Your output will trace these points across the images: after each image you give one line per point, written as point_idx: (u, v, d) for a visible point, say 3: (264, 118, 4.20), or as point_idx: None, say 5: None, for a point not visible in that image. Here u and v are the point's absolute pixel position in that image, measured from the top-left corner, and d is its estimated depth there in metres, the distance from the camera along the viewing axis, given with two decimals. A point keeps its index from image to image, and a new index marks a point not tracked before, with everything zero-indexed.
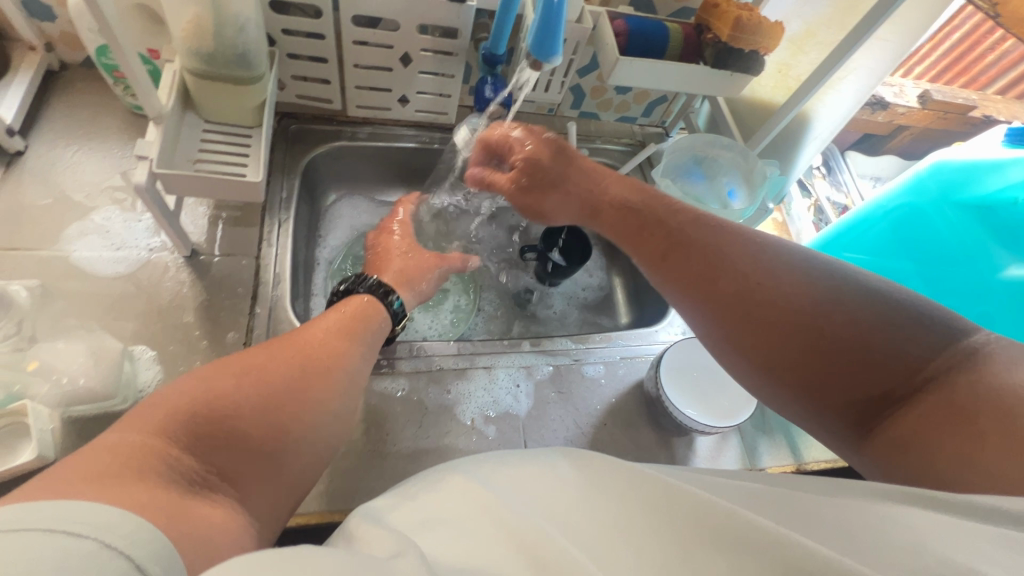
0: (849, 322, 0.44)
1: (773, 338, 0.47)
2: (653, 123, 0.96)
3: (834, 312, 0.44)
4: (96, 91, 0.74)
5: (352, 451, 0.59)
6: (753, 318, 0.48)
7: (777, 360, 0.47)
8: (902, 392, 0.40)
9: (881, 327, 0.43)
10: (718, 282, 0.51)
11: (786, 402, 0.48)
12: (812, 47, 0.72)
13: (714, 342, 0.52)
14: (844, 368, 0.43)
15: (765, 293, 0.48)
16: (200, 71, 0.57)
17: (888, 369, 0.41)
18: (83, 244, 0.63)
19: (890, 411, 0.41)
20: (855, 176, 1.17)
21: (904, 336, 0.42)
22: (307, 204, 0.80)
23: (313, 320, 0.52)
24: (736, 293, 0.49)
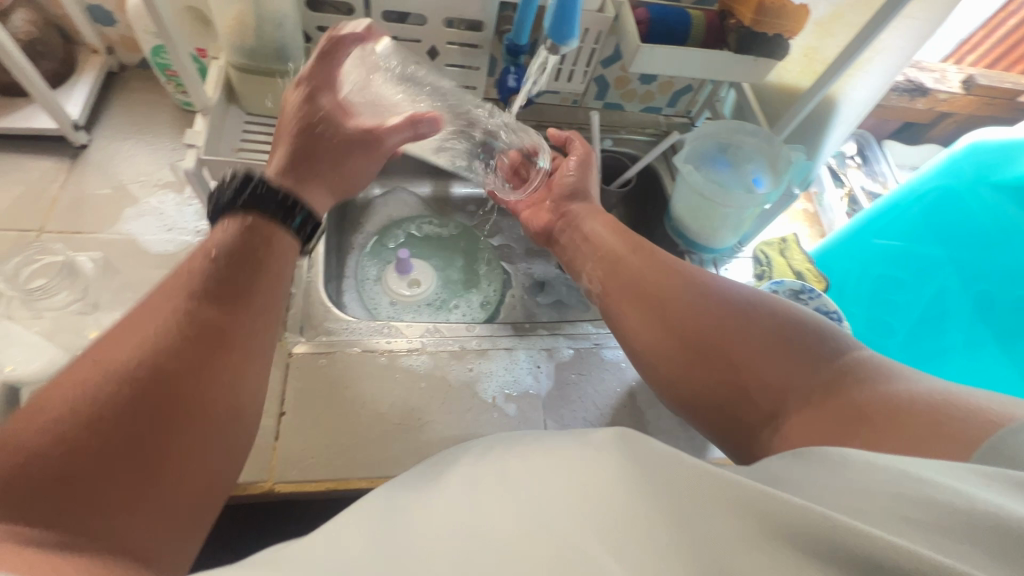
0: (770, 318, 0.48)
1: (697, 324, 0.50)
2: (678, 113, 0.97)
3: (760, 310, 0.49)
4: (150, 89, 0.80)
5: (379, 423, 0.62)
6: (687, 303, 0.52)
7: (693, 353, 0.49)
8: (804, 386, 0.44)
9: (783, 327, 0.47)
10: (656, 282, 0.55)
11: (699, 401, 0.49)
12: (840, 29, 0.69)
13: (639, 326, 0.54)
14: (753, 359, 0.46)
15: (703, 289, 0.52)
16: (242, 66, 0.61)
17: (794, 360, 0.45)
18: (139, 225, 0.69)
19: (792, 404, 0.43)
20: (894, 166, 1.14)
21: (815, 336, 0.47)
22: (341, 195, 0.85)
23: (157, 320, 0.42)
24: (662, 290, 0.54)
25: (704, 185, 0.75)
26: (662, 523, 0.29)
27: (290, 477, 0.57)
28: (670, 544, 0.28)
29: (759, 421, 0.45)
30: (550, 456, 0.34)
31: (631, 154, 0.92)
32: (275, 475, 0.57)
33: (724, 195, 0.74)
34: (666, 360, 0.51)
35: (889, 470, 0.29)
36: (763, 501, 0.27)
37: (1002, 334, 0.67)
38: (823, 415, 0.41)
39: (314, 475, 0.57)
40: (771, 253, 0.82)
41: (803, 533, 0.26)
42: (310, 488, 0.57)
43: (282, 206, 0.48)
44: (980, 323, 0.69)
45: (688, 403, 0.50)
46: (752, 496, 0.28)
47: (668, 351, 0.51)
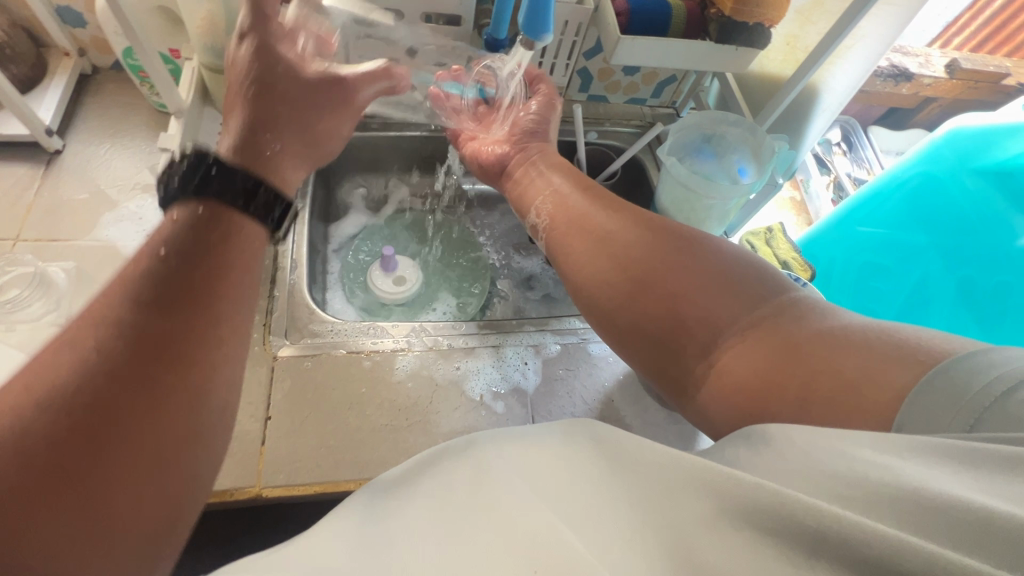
0: (716, 256, 0.48)
1: (641, 257, 0.50)
2: (663, 104, 0.96)
3: (705, 249, 0.49)
4: (125, 91, 0.79)
5: (366, 424, 0.62)
6: (637, 239, 0.52)
7: (641, 289, 0.48)
8: (740, 322, 0.43)
9: (732, 270, 0.46)
10: (616, 227, 0.54)
11: (643, 339, 0.48)
12: (819, 17, 0.69)
13: (587, 268, 0.53)
14: (698, 297, 0.45)
15: (653, 227, 0.52)
16: (215, 66, 0.60)
17: (735, 298, 0.44)
18: (118, 230, 0.68)
19: (725, 338, 0.43)
20: (879, 152, 1.15)
21: (761, 279, 0.46)
22: (324, 195, 0.84)
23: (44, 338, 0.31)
24: (620, 233, 0.53)
25: (688, 177, 0.75)
26: (644, 520, 0.29)
27: (278, 482, 0.57)
28: (650, 537, 0.28)
29: (692, 356, 0.44)
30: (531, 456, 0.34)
31: (616, 146, 0.92)
32: (262, 480, 0.57)
33: (708, 186, 0.74)
34: (611, 296, 0.50)
35: (855, 443, 0.28)
36: (738, 489, 0.27)
37: (982, 319, 0.68)
38: (759, 351, 0.40)
39: (302, 479, 0.57)
40: (756, 243, 0.82)
41: (782, 521, 0.25)
42: (298, 492, 0.57)
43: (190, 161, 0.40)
44: (962, 308, 0.70)
45: (627, 337, 0.49)
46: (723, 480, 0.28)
47: (611, 282, 0.51)
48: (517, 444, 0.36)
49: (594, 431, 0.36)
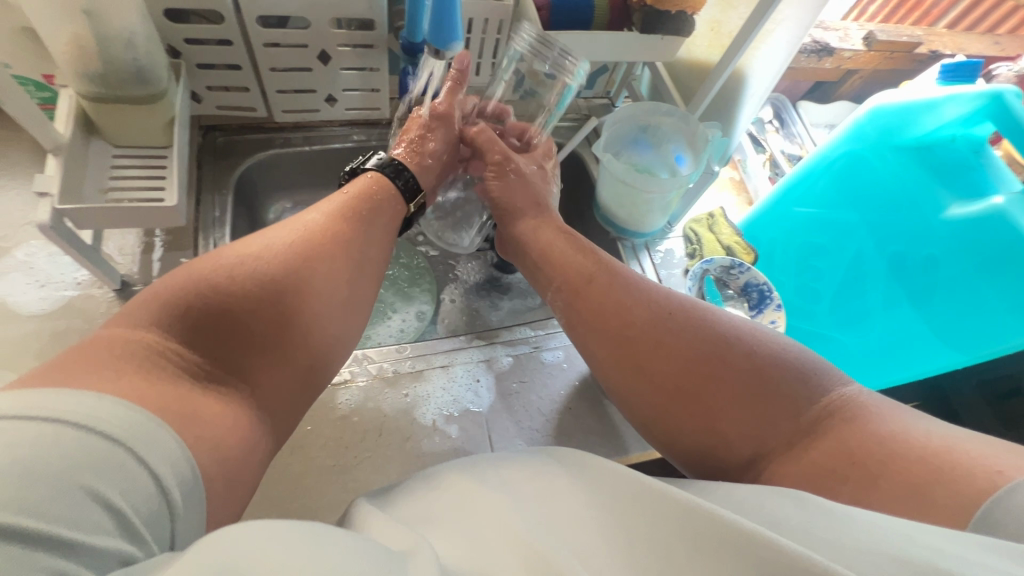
0: (749, 356, 0.47)
1: (675, 370, 0.49)
2: (597, 95, 0.95)
3: (738, 349, 0.48)
4: (1, 123, 0.70)
5: (314, 468, 0.58)
6: (669, 347, 0.50)
7: (677, 399, 0.48)
8: (784, 430, 0.44)
9: (769, 368, 0.47)
10: (633, 314, 0.53)
11: (678, 446, 0.48)
12: (740, 2, 0.69)
13: (620, 384, 0.52)
14: (737, 406, 0.46)
15: (679, 325, 0.51)
16: (94, 95, 0.53)
17: (778, 404, 0.45)
18: (6, 283, 0.61)
19: (771, 454, 0.44)
20: (809, 126, 1.17)
21: (799, 376, 0.46)
22: (247, 220, 0.78)
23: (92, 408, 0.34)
24: (642, 325, 0.52)
25: (626, 173, 0.73)
26: (639, 559, 0.31)
27: None
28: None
29: (738, 469, 0.45)
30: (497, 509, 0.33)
31: (553, 142, 0.90)
32: None
33: (647, 180, 0.72)
34: (643, 402, 0.50)
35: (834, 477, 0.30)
36: (724, 529, 0.30)
37: (917, 296, 0.69)
38: (802, 464, 0.42)
39: None
40: (700, 231, 0.82)
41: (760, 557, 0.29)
42: None
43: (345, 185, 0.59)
44: (896, 284, 0.71)
45: (669, 448, 0.49)
46: (713, 522, 0.31)
47: (648, 399, 0.50)
48: None
49: (602, 475, 0.37)
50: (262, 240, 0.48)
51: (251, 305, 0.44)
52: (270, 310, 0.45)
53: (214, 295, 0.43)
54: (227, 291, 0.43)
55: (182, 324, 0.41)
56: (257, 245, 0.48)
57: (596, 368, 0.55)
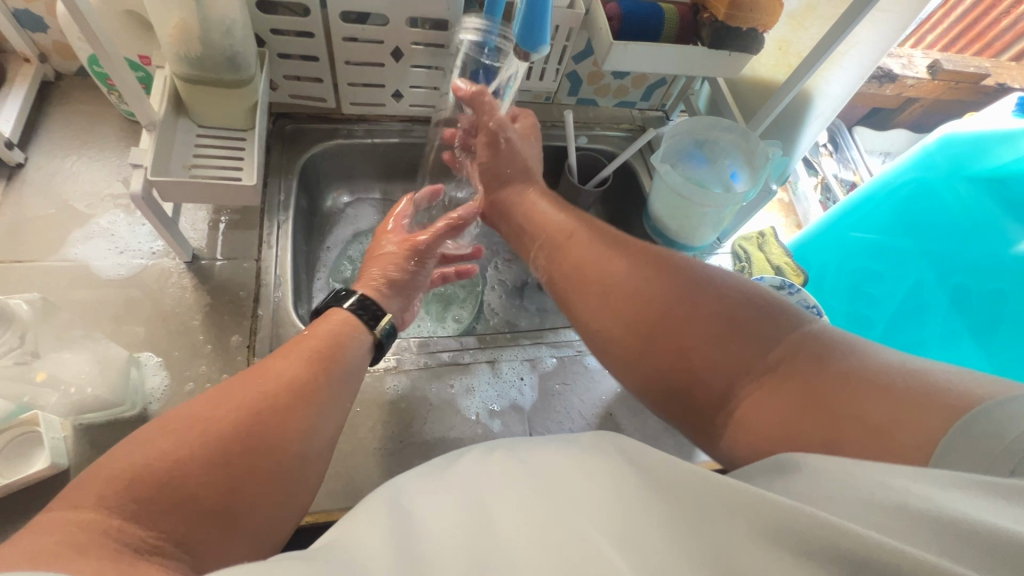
0: (716, 300, 0.49)
1: (648, 312, 0.51)
2: (653, 107, 0.95)
3: (704, 296, 0.49)
4: (92, 99, 0.75)
5: (360, 449, 0.59)
6: (642, 293, 0.52)
7: (652, 337, 0.50)
8: (755, 369, 0.44)
9: (743, 308, 0.47)
10: (611, 268, 0.56)
11: (658, 389, 0.50)
12: (813, 22, 0.69)
13: (606, 335, 0.54)
14: (706, 342, 0.47)
15: (646, 276, 0.53)
16: (188, 76, 0.57)
17: (748, 342, 0.45)
18: (89, 247, 0.64)
19: (743, 388, 0.44)
20: (864, 152, 1.15)
21: (765, 316, 0.46)
22: (308, 205, 0.80)
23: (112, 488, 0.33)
24: (621, 276, 0.55)
25: (683, 185, 0.73)
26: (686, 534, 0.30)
27: None
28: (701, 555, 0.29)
29: (713, 407, 0.46)
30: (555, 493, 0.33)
31: (606, 151, 0.91)
32: None
33: (702, 194, 0.73)
34: (622, 346, 0.52)
35: (896, 473, 0.29)
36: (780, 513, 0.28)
37: (978, 327, 0.68)
38: (766, 400, 0.42)
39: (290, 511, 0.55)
40: (749, 248, 0.82)
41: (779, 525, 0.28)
42: None
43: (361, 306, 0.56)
44: (956, 314, 0.70)
45: (652, 393, 0.50)
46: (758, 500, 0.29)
47: (619, 338, 0.53)
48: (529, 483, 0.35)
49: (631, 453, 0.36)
50: (206, 403, 0.40)
51: (201, 487, 0.36)
52: (233, 477, 0.37)
53: (148, 478, 0.35)
54: (173, 466, 0.35)
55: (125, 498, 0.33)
56: (203, 412, 0.39)
57: (579, 315, 0.58)
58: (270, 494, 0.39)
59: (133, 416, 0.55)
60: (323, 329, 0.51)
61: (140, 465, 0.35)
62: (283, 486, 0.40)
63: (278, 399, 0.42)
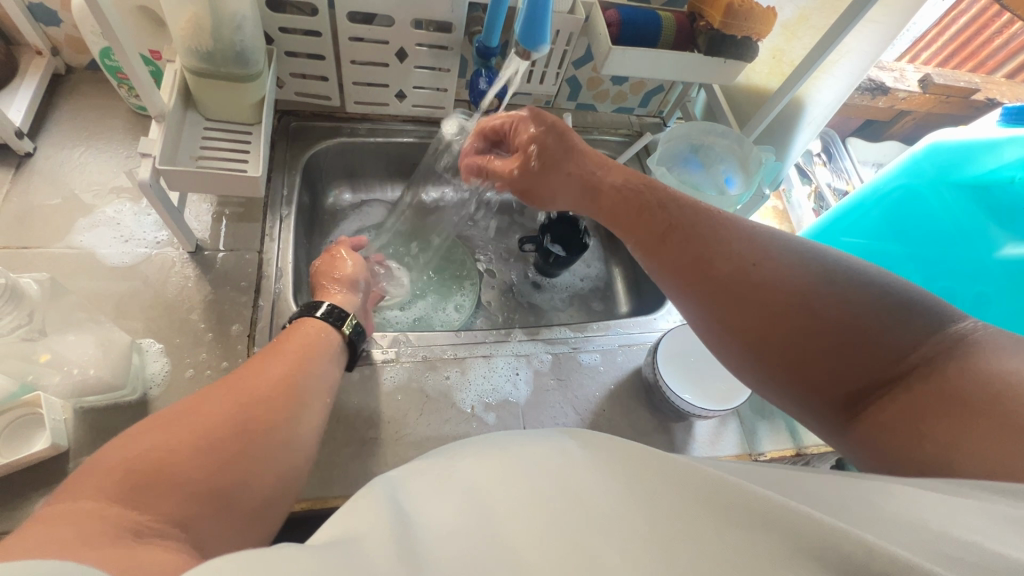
0: (842, 303, 0.45)
1: (763, 316, 0.48)
2: (650, 113, 0.97)
3: (827, 297, 0.45)
4: (101, 92, 0.76)
5: (356, 438, 0.60)
6: (753, 295, 0.49)
7: (769, 339, 0.48)
8: (886, 376, 0.42)
9: (875, 311, 0.44)
10: (717, 267, 0.51)
11: (775, 385, 0.49)
12: (805, 32, 0.71)
13: (721, 332, 0.52)
14: (833, 349, 0.44)
15: (761, 277, 0.49)
16: (198, 70, 0.58)
17: (874, 351, 0.43)
18: (95, 236, 0.65)
19: (873, 393, 0.42)
20: (857, 163, 1.18)
21: (893, 319, 0.43)
22: (309, 201, 0.82)
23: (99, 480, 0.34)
24: (730, 273, 0.50)
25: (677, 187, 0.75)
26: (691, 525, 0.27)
27: None
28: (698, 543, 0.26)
29: (840, 407, 0.45)
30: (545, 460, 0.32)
31: (604, 155, 0.93)
32: None
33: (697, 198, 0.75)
34: (738, 341, 0.50)
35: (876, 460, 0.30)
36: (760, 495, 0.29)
37: None
38: (891, 410, 0.40)
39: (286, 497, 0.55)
40: None
41: (798, 535, 0.25)
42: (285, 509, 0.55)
43: (332, 314, 0.57)
44: None
45: (768, 386, 0.50)
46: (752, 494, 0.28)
47: (735, 333, 0.50)
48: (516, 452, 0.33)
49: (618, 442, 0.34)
50: (199, 400, 0.41)
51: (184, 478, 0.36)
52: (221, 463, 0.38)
53: (138, 472, 0.35)
54: (165, 459, 0.36)
55: (122, 492, 0.34)
56: (192, 410, 0.40)
57: (686, 314, 0.55)
58: (257, 482, 0.41)
59: (133, 401, 0.56)
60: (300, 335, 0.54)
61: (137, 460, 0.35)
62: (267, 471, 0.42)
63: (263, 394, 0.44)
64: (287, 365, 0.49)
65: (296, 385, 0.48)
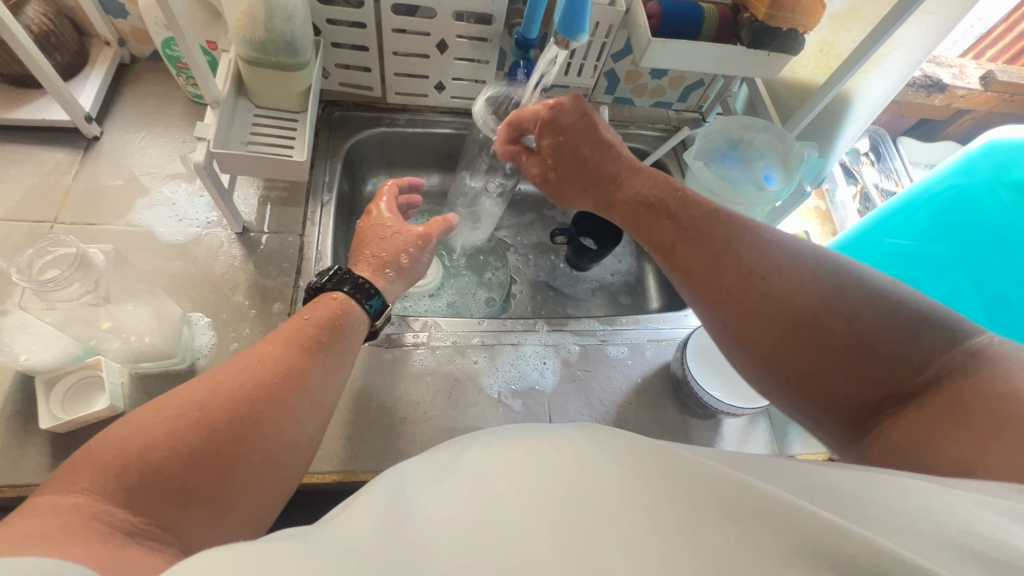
0: (852, 321, 0.44)
1: (774, 331, 0.48)
2: (689, 108, 0.96)
3: (837, 314, 0.45)
4: (162, 81, 0.81)
5: (387, 418, 0.62)
6: (765, 309, 0.49)
7: (778, 351, 0.48)
8: (900, 394, 0.41)
9: (885, 326, 0.43)
10: (724, 278, 0.51)
11: (785, 397, 0.48)
12: (855, 24, 0.68)
13: (730, 342, 0.52)
14: (841, 364, 0.44)
15: (772, 288, 0.49)
16: (251, 59, 0.61)
17: (886, 368, 0.42)
18: (152, 214, 0.70)
19: (885, 409, 0.42)
20: (908, 164, 1.12)
21: (908, 333, 0.42)
22: (349, 188, 0.85)
23: (101, 474, 0.35)
24: (738, 286, 0.50)
25: (713, 181, 0.74)
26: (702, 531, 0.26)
27: None
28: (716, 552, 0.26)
29: (848, 424, 0.44)
30: (562, 448, 0.32)
31: (640, 149, 0.92)
32: None
33: (733, 192, 0.73)
34: (747, 351, 0.50)
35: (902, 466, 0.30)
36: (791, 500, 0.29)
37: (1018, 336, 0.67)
38: (905, 427, 0.39)
39: (320, 467, 0.58)
40: None
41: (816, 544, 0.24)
42: (317, 479, 0.58)
43: (360, 288, 0.54)
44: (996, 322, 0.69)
45: (779, 398, 0.49)
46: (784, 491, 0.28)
47: (743, 343, 0.50)
48: (529, 440, 0.34)
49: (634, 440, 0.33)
50: (204, 385, 0.42)
51: (190, 469, 0.37)
52: (217, 453, 0.39)
53: (143, 463, 0.36)
54: (166, 456, 0.37)
55: (117, 485, 0.35)
56: (198, 399, 0.41)
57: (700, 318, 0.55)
58: (263, 471, 0.41)
59: (183, 369, 0.60)
60: (322, 311, 0.51)
61: (134, 447, 0.37)
62: (272, 462, 0.42)
63: (265, 386, 0.43)
64: (309, 344, 0.48)
65: (312, 373, 0.47)
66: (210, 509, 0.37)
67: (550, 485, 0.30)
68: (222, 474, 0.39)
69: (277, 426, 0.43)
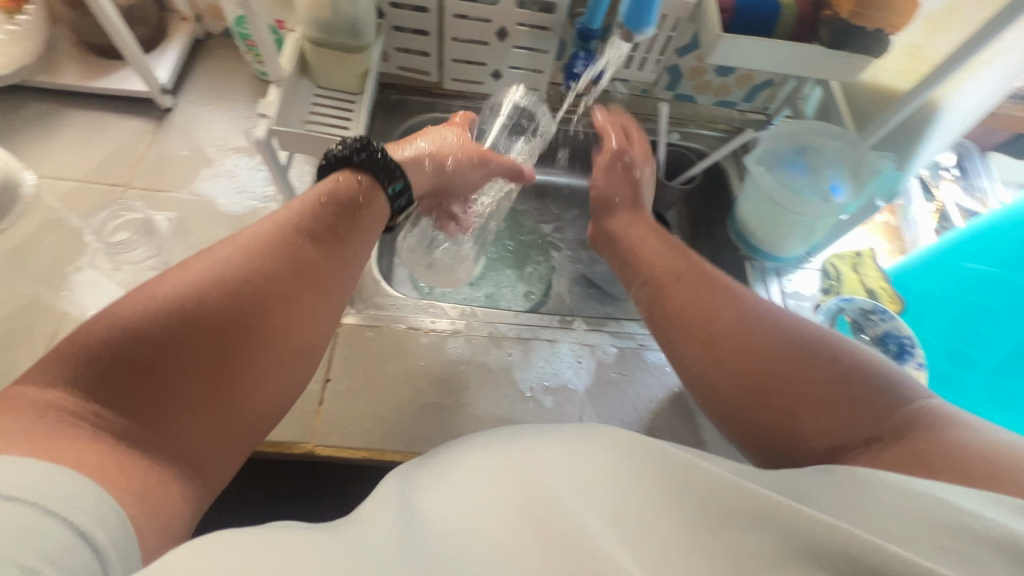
0: (835, 364, 0.46)
1: (756, 370, 0.48)
2: (755, 109, 0.91)
3: (823, 355, 0.47)
4: (232, 57, 0.84)
5: (418, 402, 0.63)
6: (759, 337, 0.50)
7: (758, 388, 0.48)
8: (872, 436, 0.42)
9: (863, 376, 0.45)
10: (718, 314, 0.53)
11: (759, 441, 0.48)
12: (953, 26, 0.61)
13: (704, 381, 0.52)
14: (820, 402, 0.45)
15: (759, 330, 0.50)
16: (316, 39, 0.62)
17: (862, 410, 0.43)
18: (214, 186, 0.73)
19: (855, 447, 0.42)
20: (997, 183, 1.03)
21: (880, 387, 0.44)
22: None
23: (81, 363, 0.37)
24: (720, 322, 0.52)
25: (775, 188, 0.70)
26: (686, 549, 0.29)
27: (331, 441, 0.60)
28: None
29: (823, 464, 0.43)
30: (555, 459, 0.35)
31: (698, 149, 0.88)
32: (316, 439, 0.60)
33: (796, 201, 0.69)
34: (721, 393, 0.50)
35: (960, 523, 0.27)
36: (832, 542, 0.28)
37: None
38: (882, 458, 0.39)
39: (351, 443, 0.60)
40: (841, 268, 0.77)
41: None
42: (348, 455, 0.60)
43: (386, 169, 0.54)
44: None
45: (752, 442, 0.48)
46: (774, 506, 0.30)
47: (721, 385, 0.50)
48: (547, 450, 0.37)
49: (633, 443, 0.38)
50: (192, 271, 0.42)
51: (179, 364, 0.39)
52: (200, 348, 0.40)
53: (125, 355, 0.37)
54: (156, 343, 0.38)
55: (97, 373, 0.37)
56: (186, 287, 0.41)
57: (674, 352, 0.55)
58: (259, 377, 0.43)
59: None
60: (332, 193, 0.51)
61: (125, 328, 0.38)
62: (268, 360, 0.44)
63: (273, 283, 0.45)
64: (318, 233, 0.49)
65: (310, 264, 0.47)
66: (200, 410, 0.39)
67: (549, 495, 0.32)
68: (211, 382, 0.40)
69: (271, 328, 0.44)
